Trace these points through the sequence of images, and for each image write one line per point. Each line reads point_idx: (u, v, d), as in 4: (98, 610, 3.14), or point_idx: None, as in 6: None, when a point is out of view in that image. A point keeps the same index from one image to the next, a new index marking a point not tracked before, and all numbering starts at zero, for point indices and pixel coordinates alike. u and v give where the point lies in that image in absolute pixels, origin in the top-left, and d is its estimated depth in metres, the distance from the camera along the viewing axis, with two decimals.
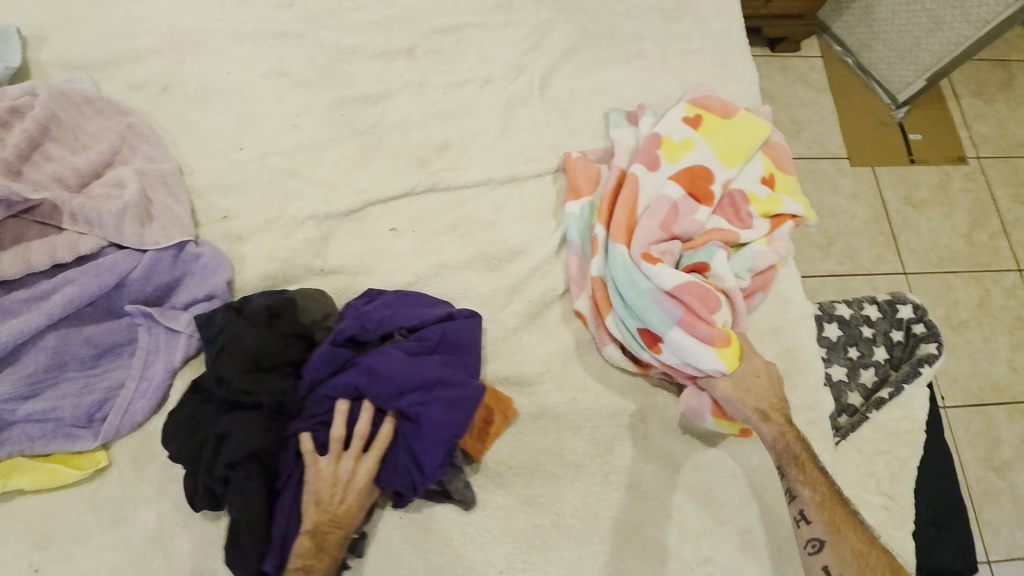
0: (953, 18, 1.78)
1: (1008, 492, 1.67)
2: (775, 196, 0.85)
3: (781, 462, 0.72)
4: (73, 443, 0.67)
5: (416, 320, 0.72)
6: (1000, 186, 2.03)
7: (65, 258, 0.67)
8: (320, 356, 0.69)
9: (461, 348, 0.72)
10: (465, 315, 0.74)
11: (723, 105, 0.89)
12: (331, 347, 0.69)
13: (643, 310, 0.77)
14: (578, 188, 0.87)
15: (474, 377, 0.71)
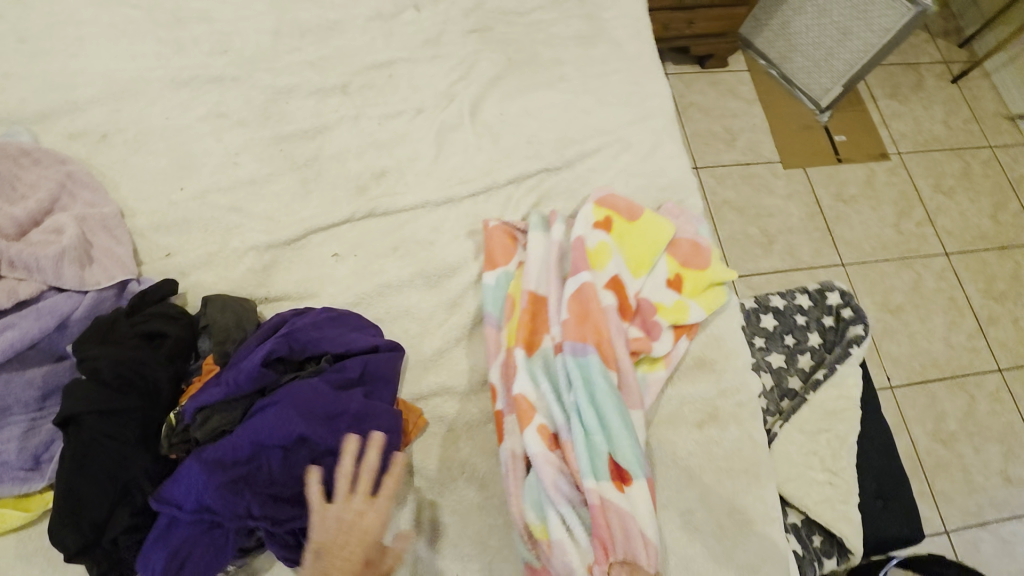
0: (859, 29, 1.93)
1: (957, 462, 1.77)
2: (682, 302, 0.89)
3: None
4: (19, 486, 0.67)
5: (342, 349, 0.74)
6: (921, 178, 2.19)
7: (4, 303, 0.69)
8: (246, 374, 0.67)
9: (380, 381, 0.75)
10: (390, 347, 0.78)
11: (628, 207, 0.92)
12: (259, 367, 0.68)
13: (615, 441, 0.75)
14: (494, 257, 0.89)
15: (391, 407, 0.74)
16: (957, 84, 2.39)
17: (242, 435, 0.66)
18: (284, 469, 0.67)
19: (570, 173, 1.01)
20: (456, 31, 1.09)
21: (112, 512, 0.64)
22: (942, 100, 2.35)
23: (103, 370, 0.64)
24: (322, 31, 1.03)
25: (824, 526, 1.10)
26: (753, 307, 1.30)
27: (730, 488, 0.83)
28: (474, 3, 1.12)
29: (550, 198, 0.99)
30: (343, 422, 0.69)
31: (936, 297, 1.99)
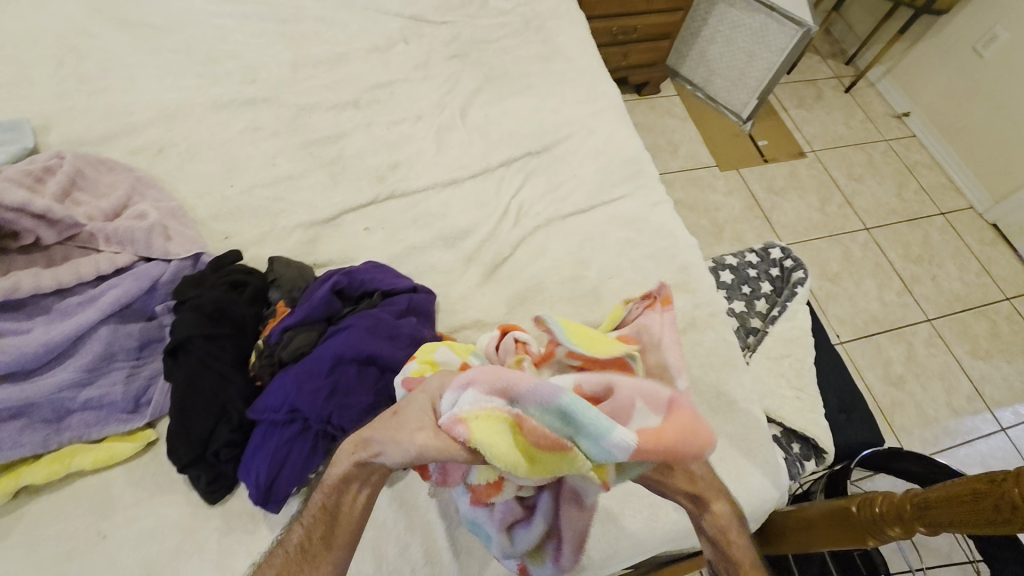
0: (762, 51, 2.31)
1: (909, 400, 2.00)
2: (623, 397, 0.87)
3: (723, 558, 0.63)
4: (127, 423, 0.78)
5: (391, 286, 0.90)
6: (835, 169, 2.56)
7: (107, 269, 0.83)
8: (320, 298, 0.83)
9: (423, 314, 0.91)
10: (424, 290, 0.94)
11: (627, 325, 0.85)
12: (329, 293, 0.85)
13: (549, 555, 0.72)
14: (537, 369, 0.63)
15: (435, 334, 0.90)
16: (849, 93, 2.84)
17: (324, 351, 0.79)
18: (359, 379, 0.78)
19: (548, 155, 1.23)
20: (441, 57, 1.33)
21: (214, 429, 0.76)
22: (840, 106, 2.78)
23: (202, 307, 0.78)
24: (331, 62, 1.25)
25: (800, 432, 1.28)
26: (712, 266, 1.53)
27: (714, 376, 1.00)
28: (452, 36, 1.37)
29: (536, 173, 1.20)
30: (402, 341, 0.83)
31: (865, 264, 2.30)
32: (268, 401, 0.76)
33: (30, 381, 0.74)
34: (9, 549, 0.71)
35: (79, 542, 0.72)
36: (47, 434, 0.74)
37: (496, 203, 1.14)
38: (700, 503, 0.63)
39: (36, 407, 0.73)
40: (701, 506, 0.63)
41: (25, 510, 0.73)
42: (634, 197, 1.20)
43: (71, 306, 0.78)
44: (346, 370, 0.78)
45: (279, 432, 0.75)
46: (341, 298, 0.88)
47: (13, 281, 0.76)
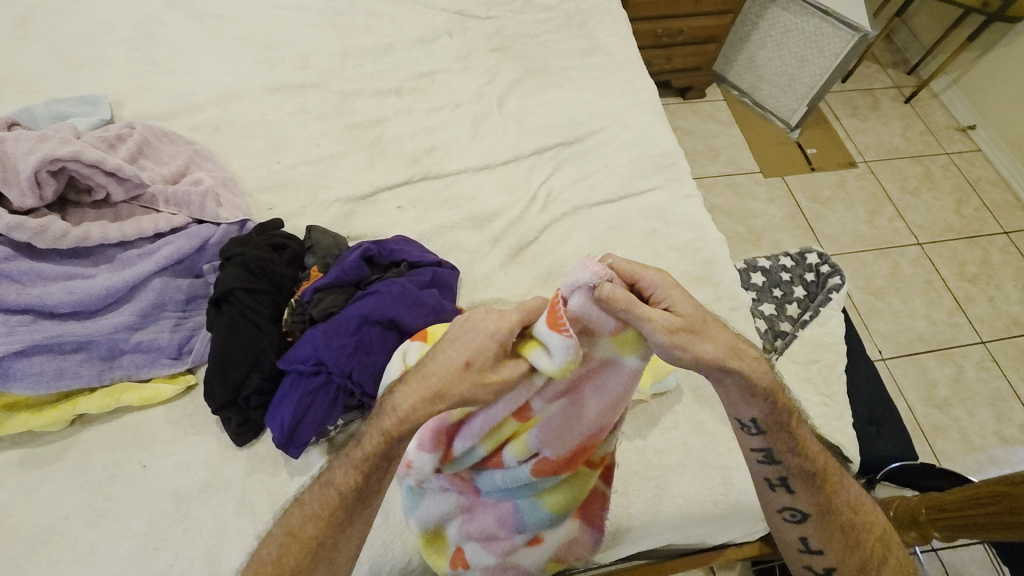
0: (814, 56, 2.26)
1: (953, 425, 1.90)
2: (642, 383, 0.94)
3: (790, 441, 0.76)
4: (171, 367, 0.86)
5: (418, 258, 0.95)
6: (888, 181, 2.46)
7: (164, 228, 0.90)
8: (349, 264, 0.89)
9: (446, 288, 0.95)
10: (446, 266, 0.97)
11: None
12: (359, 260, 0.90)
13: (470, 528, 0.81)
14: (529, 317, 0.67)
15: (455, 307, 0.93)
16: (910, 103, 2.72)
17: (350, 311, 0.84)
18: (381, 342, 0.84)
19: (581, 146, 1.25)
20: (482, 49, 1.38)
21: (247, 375, 0.82)
22: (898, 116, 2.67)
23: (245, 264, 0.85)
24: (378, 51, 1.32)
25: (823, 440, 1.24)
26: (743, 267, 1.51)
27: None
28: (495, 30, 1.42)
29: (567, 163, 1.23)
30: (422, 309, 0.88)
31: (914, 281, 2.20)
32: (298, 354, 0.82)
33: (91, 321, 0.82)
34: (62, 469, 0.79)
35: (121, 470, 0.80)
36: (102, 369, 0.82)
37: (525, 190, 1.17)
38: (768, 390, 0.73)
39: (94, 344, 0.82)
40: (771, 395, 0.73)
41: (77, 437, 0.82)
42: (663, 190, 1.21)
43: (130, 258, 0.86)
44: (372, 332, 0.84)
45: (306, 383, 0.81)
46: (370, 267, 0.94)
47: (84, 230, 0.84)
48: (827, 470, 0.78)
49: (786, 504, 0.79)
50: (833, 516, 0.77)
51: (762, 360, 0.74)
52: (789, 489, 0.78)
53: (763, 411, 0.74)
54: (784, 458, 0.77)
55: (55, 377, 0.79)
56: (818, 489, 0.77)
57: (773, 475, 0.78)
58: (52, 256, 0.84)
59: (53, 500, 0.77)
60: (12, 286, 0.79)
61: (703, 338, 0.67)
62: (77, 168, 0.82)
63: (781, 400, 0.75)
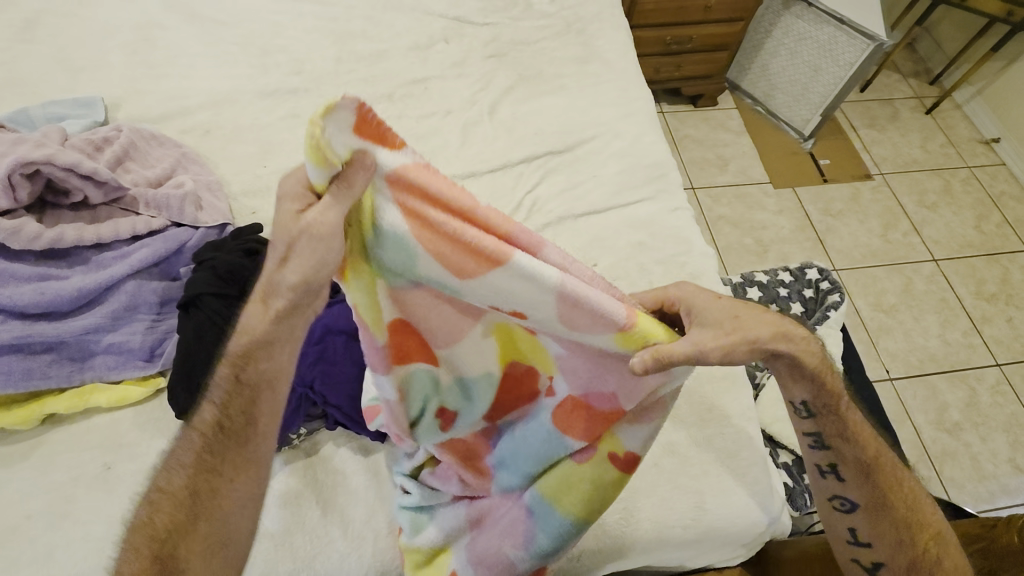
0: (828, 65, 2.20)
1: (963, 450, 1.82)
2: None
3: (841, 430, 0.76)
4: (142, 370, 0.86)
5: None
6: (905, 195, 2.38)
7: (142, 230, 0.91)
8: None
9: None
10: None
11: None
12: None
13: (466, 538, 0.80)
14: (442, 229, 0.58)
15: None
16: (931, 115, 2.64)
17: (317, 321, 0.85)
18: (345, 353, 0.83)
19: (571, 155, 1.23)
20: (478, 56, 1.37)
21: None
22: (918, 128, 2.59)
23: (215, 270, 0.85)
24: (372, 57, 1.32)
25: None
26: (740, 281, 1.47)
27: (709, 389, 0.97)
28: (491, 36, 1.41)
29: (555, 172, 1.21)
30: None
31: (928, 298, 2.12)
32: None
33: (63, 321, 0.84)
34: (31, 468, 0.80)
35: (87, 471, 0.81)
36: (72, 369, 0.84)
37: (510, 199, 1.15)
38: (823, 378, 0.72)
39: (65, 345, 0.83)
40: (822, 380, 0.72)
41: (47, 437, 0.83)
42: (652, 202, 1.18)
43: (106, 260, 0.88)
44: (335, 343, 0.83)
45: None
46: None
47: (58, 232, 0.85)
48: (880, 463, 0.78)
49: (837, 494, 0.80)
50: (885, 509, 0.77)
51: (813, 338, 0.71)
52: (840, 477, 0.78)
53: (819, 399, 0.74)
54: (836, 447, 0.77)
55: (24, 376, 0.80)
56: (871, 481, 0.78)
57: (824, 463, 0.78)
58: (29, 258, 0.86)
59: (18, 500, 0.78)
60: None
61: (748, 326, 0.65)
62: (52, 171, 0.84)
63: (833, 386, 0.73)
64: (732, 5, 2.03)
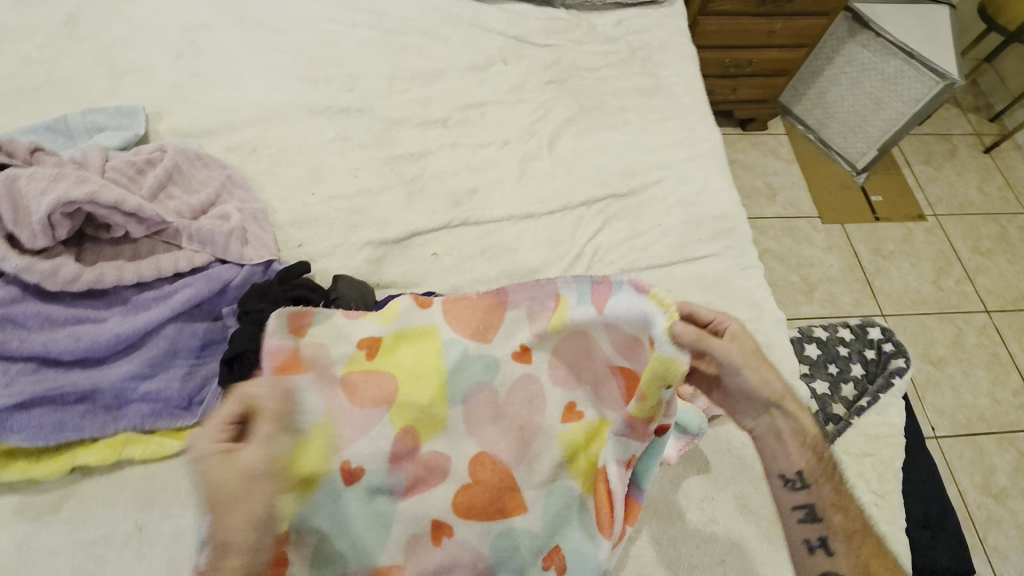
0: (891, 99, 2.08)
1: (1010, 519, 1.74)
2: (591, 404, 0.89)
3: (813, 476, 0.76)
4: (177, 420, 0.80)
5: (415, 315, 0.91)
6: (959, 240, 2.26)
7: (184, 268, 0.85)
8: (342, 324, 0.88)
9: None
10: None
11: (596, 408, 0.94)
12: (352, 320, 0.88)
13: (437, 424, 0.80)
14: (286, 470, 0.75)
15: None
16: (989, 154, 2.51)
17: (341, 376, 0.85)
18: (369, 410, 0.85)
19: (634, 199, 1.15)
20: (538, 80, 1.28)
21: None
22: (975, 167, 2.47)
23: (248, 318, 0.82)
24: (427, 77, 1.24)
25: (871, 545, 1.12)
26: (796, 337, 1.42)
27: None
28: (552, 59, 1.32)
29: (618, 217, 1.13)
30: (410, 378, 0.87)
31: (978, 352, 2.02)
32: None
33: (99, 369, 0.79)
34: (55, 523, 0.74)
35: (117, 532, 0.75)
36: (106, 420, 0.77)
37: (572, 244, 1.08)
38: (812, 439, 0.77)
39: (99, 393, 0.77)
40: (817, 456, 0.76)
41: (77, 486, 0.77)
42: (721, 256, 1.11)
43: (147, 301, 0.82)
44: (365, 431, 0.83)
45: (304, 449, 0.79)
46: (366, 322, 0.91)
47: (98, 272, 0.80)
48: (864, 533, 0.75)
49: (802, 502, 0.77)
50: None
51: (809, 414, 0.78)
52: (827, 550, 0.75)
53: (762, 395, 0.75)
54: (814, 481, 0.76)
55: (54, 430, 0.74)
56: (856, 547, 0.74)
57: (813, 535, 0.75)
58: (63, 297, 0.80)
59: (39, 558, 0.72)
60: (17, 331, 0.76)
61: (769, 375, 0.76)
62: (94, 208, 0.77)
63: (807, 437, 0.77)
64: (797, 31, 1.92)
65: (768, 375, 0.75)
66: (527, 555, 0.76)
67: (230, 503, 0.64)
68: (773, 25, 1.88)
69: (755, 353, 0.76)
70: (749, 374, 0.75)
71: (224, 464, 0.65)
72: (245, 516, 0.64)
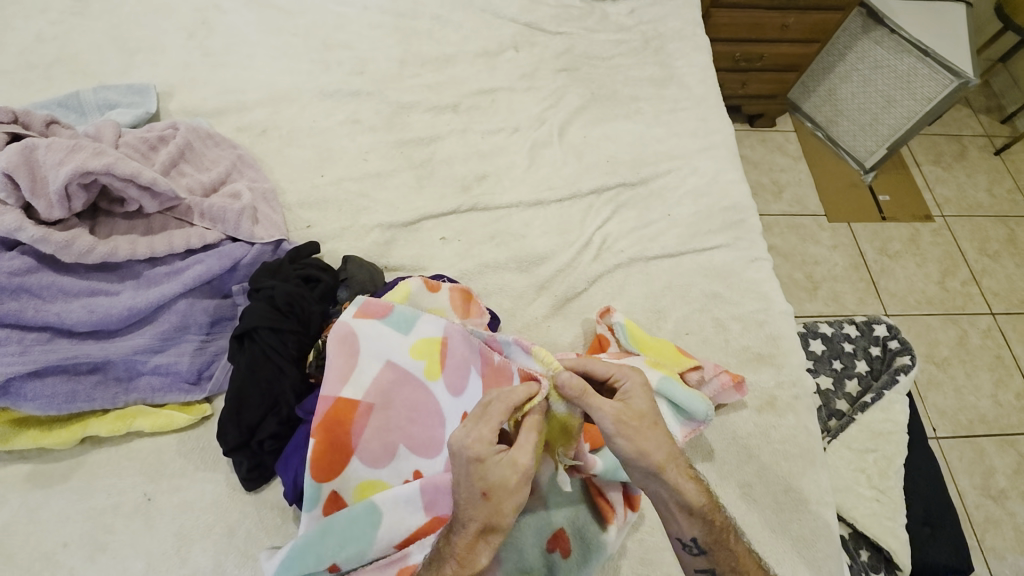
0: (903, 97, 2.06)
1: (1008, 520, 1.75)
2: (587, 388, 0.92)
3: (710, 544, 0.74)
4: (187, 394, 0.81)
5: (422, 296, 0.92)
6: (967, 241, 2.25)
7: (196, 244, 0.86)
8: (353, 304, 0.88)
9: None
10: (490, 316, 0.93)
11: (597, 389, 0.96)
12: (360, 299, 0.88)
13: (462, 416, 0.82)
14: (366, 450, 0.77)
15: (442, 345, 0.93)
16: (1000, 156, 2.49)
17: None
18: None
19: (644, 189, 1.15)
20: (549, 68, 1.27)
21: (263, 419, 0.77)
22: (985, 169, 2.45)
23: (259, 292, 0.81)
24: (439, 62, 1.24)
25: (870, 539, 1.13)
26: (803, 332, 1.41)
27: (785, 467, 0.91)
28: (564, 47, 1.31)
29: (627, 206, 1.13)
30: None
31: (982, 354, 2.02)
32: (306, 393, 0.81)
33: (111, 341, 0.80)
34: (65, 492, 0.75)
35: (126, 502, 0.76)
36: (117, 391, 0.79)
37: (580, 232, 1.08)
38: (706, 509, 0.73)
39: (110, 365, 0.79)
40: (707, 517, 0.73)
41: (86, 457, 0.78)
42: (729, 248, 1.10)
43: (158, 276, 0.83)
44: None
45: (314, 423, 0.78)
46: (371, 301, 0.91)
47: (112, 246, 0.80)
48: None
49: (702, 566, 0.75)
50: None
51: (700, 479, 0.74)
52: None
53: (643, 465, 0.71)
54: (711, 548, 0.73)
55: (67, 399, 0.76)
56: None
57: None
58: (77, 269, 0.81)
59: (48, 526, 0.73)
60: (32, 301, 0.76)
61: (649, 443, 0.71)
62: (109, 180, 0.78)
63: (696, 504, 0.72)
64: (810, 26, 1.90)
65: (648, 445, 0.71)
66: (531, 536, 0.78)
67: (512, 497, 0.66)
68: (787, 19, 1.87)
69: (642, 419, 0.72)
70: (620, 441, 0.71)
71: (505, 462, 0.66)
72: (510, 507, 0.66)
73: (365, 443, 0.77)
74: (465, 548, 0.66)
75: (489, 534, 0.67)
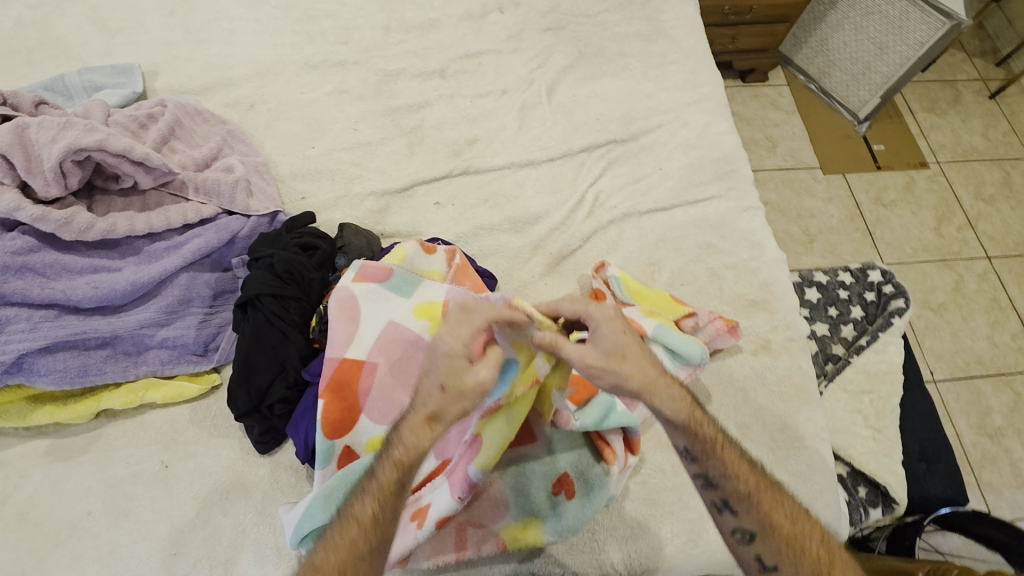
0: (896, 43, 2.03)
1: (1004, 457, 1.79)
2: None
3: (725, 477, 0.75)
4: (195, 364, 0.83)
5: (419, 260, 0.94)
6: (962, 187, 2.25)
7: (193, 219, 0.87)
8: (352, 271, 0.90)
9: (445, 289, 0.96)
10: (487, 275, 0.95)
11: None
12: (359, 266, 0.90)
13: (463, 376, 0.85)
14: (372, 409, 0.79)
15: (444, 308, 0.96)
16: (995, 99, 2.46)
17: None
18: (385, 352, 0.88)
19: (634, 145, 1.15)
20: (535, 29, 1.26)
21: (271, 384, 0.80)
22: (981, 113, 2.43)
23: (258, 262, 0.82)
24: (422, 28, 1.23)
25: (868, 476, 1.17)
26: (797, 282, 1.43)
27: (782, 407, 0.93)
28: (549, 6, 1.29)
29: (618, 163, 1.13)
30: None
31: (978, 298, 2.03)
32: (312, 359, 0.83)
33: (117, 315, 0.81)
34: (85, 463, 0.78)
35: (145, 469, 0.78)
36: (128, 364, 0.81)
37: (572, 191, 1.09)
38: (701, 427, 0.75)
39: (119, 340, 0.81)
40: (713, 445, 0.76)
41: (103, 429, 0.81)
42: (721, 199, 1.11)
43: (158, 251, 0.84)
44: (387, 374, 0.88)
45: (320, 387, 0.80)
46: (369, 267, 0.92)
47: (111, 222, 0.82)
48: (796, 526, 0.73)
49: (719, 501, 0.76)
50: (794, 551, 0.71)
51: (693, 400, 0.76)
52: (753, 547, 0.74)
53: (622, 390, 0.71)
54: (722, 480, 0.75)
55: (80, 373, 0.78)
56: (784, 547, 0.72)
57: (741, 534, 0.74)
58: (79, 247, 0.82)
59: (73, 495, 0.76)
60: (37, 280, 0.78)
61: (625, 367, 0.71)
62: (103, 155, 0.78)
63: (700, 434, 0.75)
64: None
65: (625, 370, 0.71)
66: (535, 479, 0.82)
67: (463, 399, 0.66)
68: None
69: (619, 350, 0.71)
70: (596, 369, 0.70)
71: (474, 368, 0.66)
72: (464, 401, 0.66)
73: (372, 402, 0.79)
74: (412, 433, 0.67)
75: (438, 425, 0.67)
